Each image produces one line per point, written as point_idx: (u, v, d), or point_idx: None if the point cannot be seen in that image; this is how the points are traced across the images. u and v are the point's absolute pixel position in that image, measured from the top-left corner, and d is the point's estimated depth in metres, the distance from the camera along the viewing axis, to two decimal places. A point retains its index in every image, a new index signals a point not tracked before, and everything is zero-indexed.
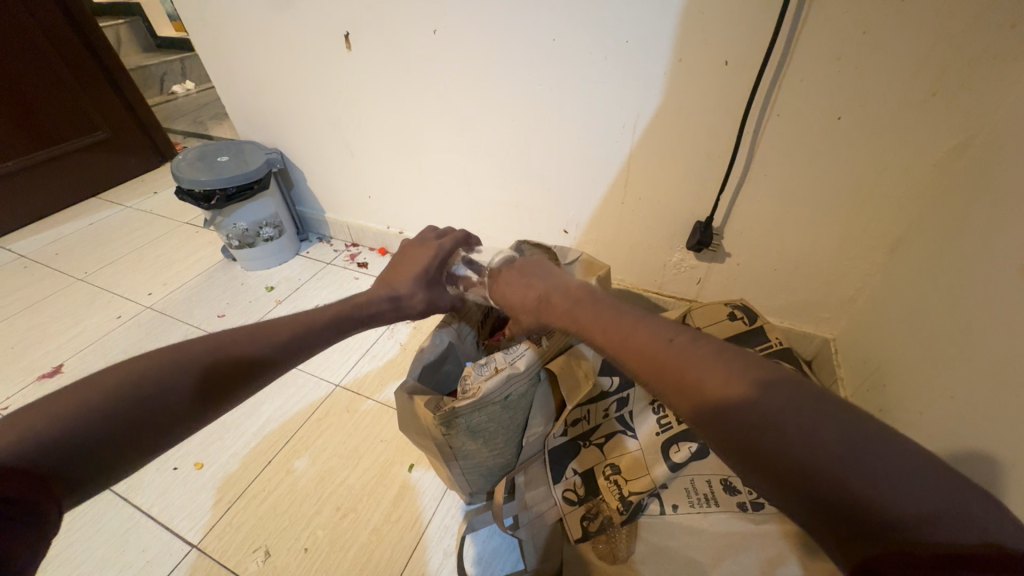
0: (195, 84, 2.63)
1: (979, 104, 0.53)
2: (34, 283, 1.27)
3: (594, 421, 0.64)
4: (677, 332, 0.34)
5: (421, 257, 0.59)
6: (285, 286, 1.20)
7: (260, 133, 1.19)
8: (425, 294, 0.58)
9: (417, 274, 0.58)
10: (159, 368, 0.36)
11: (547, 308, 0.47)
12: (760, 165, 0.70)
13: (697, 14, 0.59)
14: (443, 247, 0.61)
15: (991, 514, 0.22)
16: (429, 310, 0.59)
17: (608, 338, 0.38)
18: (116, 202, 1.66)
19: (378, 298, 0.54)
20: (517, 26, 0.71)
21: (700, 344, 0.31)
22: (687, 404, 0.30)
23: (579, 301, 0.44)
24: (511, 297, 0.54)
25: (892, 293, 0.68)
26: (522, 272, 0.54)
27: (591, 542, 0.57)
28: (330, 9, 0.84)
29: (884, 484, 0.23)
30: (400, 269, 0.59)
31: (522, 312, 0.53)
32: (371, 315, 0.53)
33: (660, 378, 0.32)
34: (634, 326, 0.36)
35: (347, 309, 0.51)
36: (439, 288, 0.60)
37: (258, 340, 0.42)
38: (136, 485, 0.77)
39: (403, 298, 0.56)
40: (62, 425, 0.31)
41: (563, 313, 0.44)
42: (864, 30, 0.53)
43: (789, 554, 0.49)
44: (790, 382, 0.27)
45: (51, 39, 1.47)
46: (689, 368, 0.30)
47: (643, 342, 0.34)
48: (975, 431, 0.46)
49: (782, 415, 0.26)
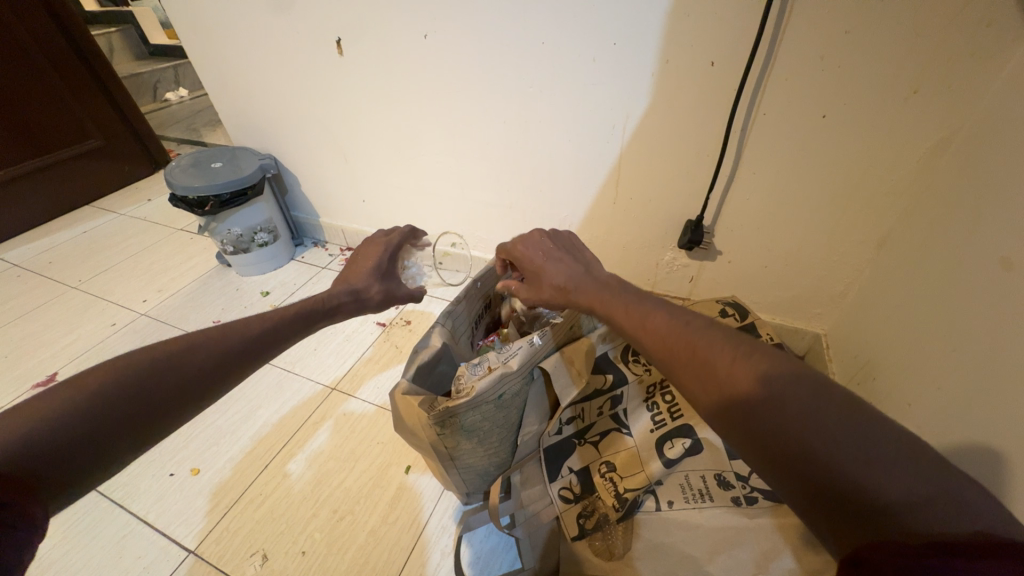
0: (188, 91, 2.64)
1: (959, 102, 0.54)
2: (27, 292, 1.26)
3: (589, 419, 0.63)
4: (695, 317, 0.34)
5: (371, 253, 0.63)
6: (281, 291, 1.20)
7: (254, 139, 1.20)
8: (381, 286, 0.61)
9: (370, 268, 0.61)
10: (137, 367, 0.37)
11: (576, 289, 0.46)
12: (749, 163, 0.71)
13: (684, 16, 0.60)
14: (390, 241, 0.65)
15: (985, 501, 0.22)
16: (388, 301, 0.61)
17: (631, 318, 0.38)
18: (110, 209, 1.65)
19: (336, 293, 0.56)
20: (506, 29, 0.72)
21: (715, 328, 0.32)
22: (698, 386, 0.31)
23: (610, 286, 0.43)
24: (536, 267, 0.51)
25: (880, 288, 0.69)
26: (556, 246, 0.52)
27: (588, 540, 0.57)
28: (321, 15, 0.85)
29: (876, 469, 0.23)
30: (353, 267, 0.62)
31: (544, 284, 0.50)
32: (333, 308, 0.55)
33: (672, 360, 0.33)
34: (652, 311, 0.37)
35: (308, 304, 0.53)
36: (394, 279, 0.63)
37: (230, 336, 0.43)
38: (131, 492, 0.77)
39: (360, 291, 0.59)
40: (45, 428, 0.31)
41: (595, 296, 0.43)
42: (847, 29, 0.54)
43: (783, 547, 0.50)
44: (794, 374, 0.27)
45: (42, 47, 1.46)
46: (701, 350, 0.31)
47: (659, 323, 0.35)
48: (963, 422, 0.47)
49: (786, 395, 0.26)
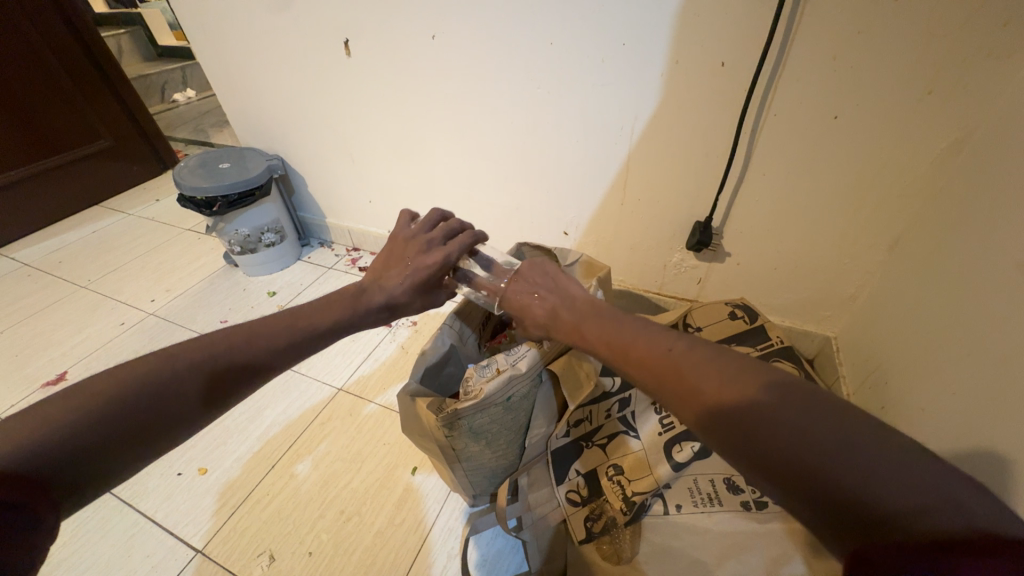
0: (196, 92, 2.66)
1: (973, 102, 0.54)
2: (37, 292, 1.28)
3: (596, 423, 0.64)
4: (676, 340, 0.34)
5: (425, 265, 0.55)
6: (288, 292, 1.20)
7: (261, 140, 1.20)
8: (422, 300, 0.57)
9: (417, 281, 0.55)
10: (152, 373, 0.36)
11: (555, 322, 0.46)
12: (758, 165, 0.70)
13: (693, 17, 0.60)
14: (449, 256, 0.56)
15: (988, 507, 0.22)
16: (423, 310, 0.59)
17: (615, 352, 0.37)
18: (119, 209, 1.67)
19: (376, 305, 0.53)
20: (514, 30, 0.71)
21: (698, 350, 0.32)
22: (691, 411, 0.30)
23: (587, 315, 0.42)
24: (522, 309, 0.51)
25: (892, 291, 0.68)
26: (539, 279, 0.51)
27: (595, 543, 0.56)
28: (329, 17, 0.85)
29: (874, 474, 0.23)
30: (398, 268, 0.56)
31: (532, 325, 0.50)
32: (367, 318, 0.53)
33: (661, 385, 0.32)
34: (635, 337, 0.36)
35: (345, 313, 0.51)
36: (438, 292, 0.59)
37: (253, 343, 0.43)
38: (140, 490, 0.78)
39: (399, 304, 0.56)
40: (58, 432, 0.31)
41: (576, 327, 0.43)
42: (858, 29, 0.53)
43: (794, 553, 0.49)
44: (785, 383, 0.28)
45: (54, 50, 1.48)
46: (688, 374, 0.31)
47: (643, 350, 0.35)
48: (977, 429, 0.46)
49: (779, 410, 0.26)
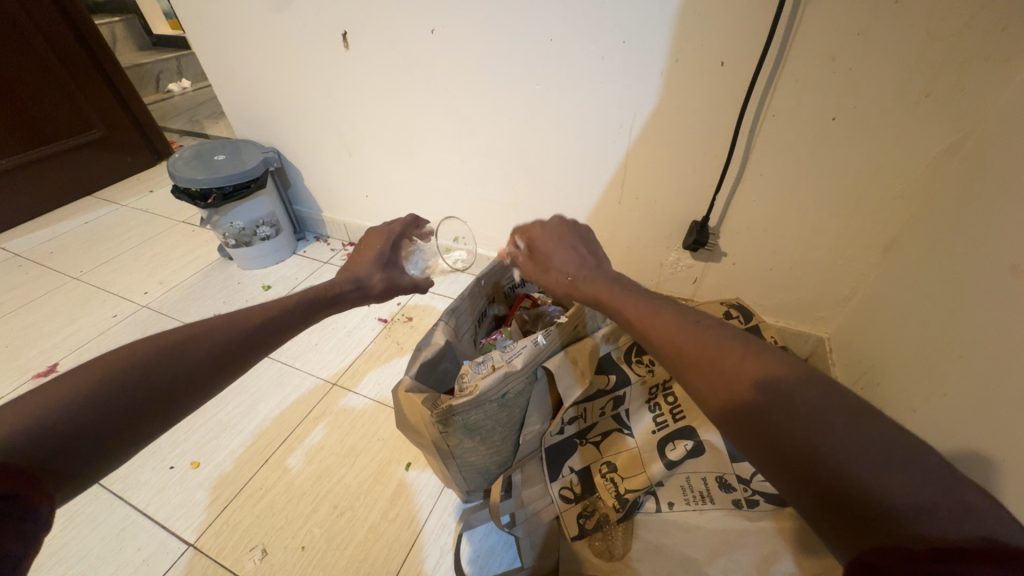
0: (191, 82, 2.63)
1: (970, 108, 0.54)
2: (28, 282, 1.26)
3: (591, 419, 0.63)
4: (703, 316, 0.34)
5: (374, 243, 0.62)
6: (283, 285, 1.20)
7: (257, 132, 1.19)
8: (384, 275, 0.60)
9: (374, 258, 0.61)
10: (136, 359, 0.36)
11: (584, 276, 0.46)
12: (756, 165, 0.70)
13: (694, 16, 0.59)
14: (394, 232, 0.64)
15: (994, 511, 0.22)
16: (391, 290, 0.61)
17: (637, 313, 0.38)
18: (112, 200, 1.65)
19: (340, 282, 0.56)
20: (513, 25, 0.71)
21: (724, 328, 0.32)
22: (710, 386, 0.30)
23: (617, 279, 0.43)
24: (546, 254, 0.51)
25: (886, 293, 0.69)
26: (572, 238, 0.52)
27: (587, 539, 0.58)
28: (326, 9, 0.84)
29: (879, 472, 0.23)
30: (356, 256, 0.61)
31: (551, 271, 0.50)
32: (336, 297, 0.55)
33: (679, 357, 0.33)
34: (660, 309, 0.37)
35: (312, 293, 0.53)
36: (397, 269, 0.62)
37: (232, 326, 0.43)
38: (131, 483, 0.77)
39: (363, 280, 0.58)
40: (44, 422, 0.31)
41: (600, 287, 0.43)
42: (859, 31, 0.53)
43: (785, 552, 0.50)
44: (802, 376, 0.27)
45: (45, 37, 1.46)
46: (712, 348, 0.31)
47: (669, 321, 0.35)
48: (967, 431, 0.46)
49: (791, 400, 0.26)
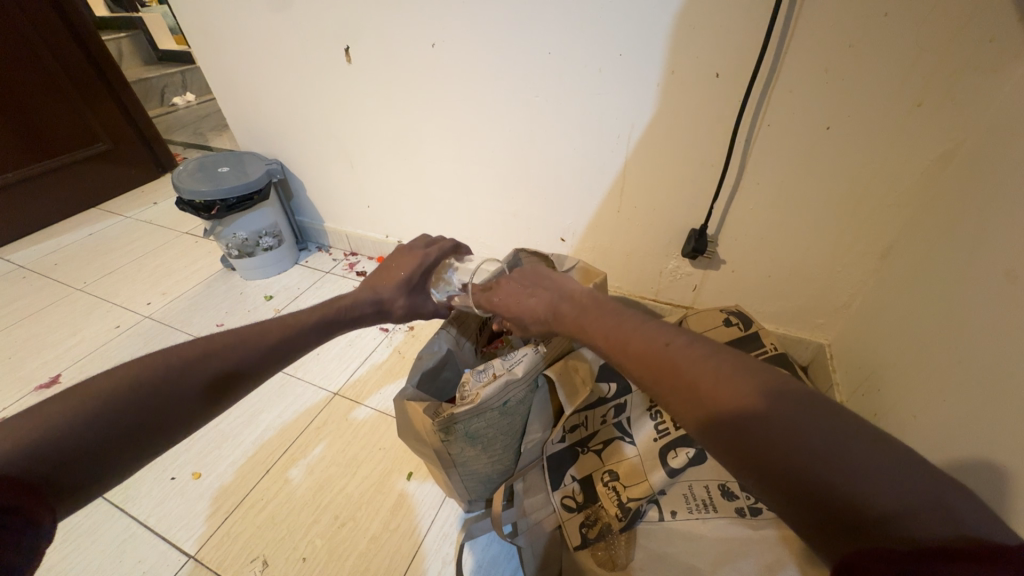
0: (196, 96, 2.67)
1: (963, 115, 0.55)
2: (33, 294, 1.27)
3: (592, 428, 0.64)
4: (675, 336, 0.34)
5: (406, 264, 0.62)
6: (285, 295, 1.20)
7: (260, 144, 1.21)
8: (406, 301, 0.61)
9: (401, 281, 0.60)
10: (148, 372, 0.37)
11: (557, 320, 0.47)
12: (752, 174, 0.71)
13: (689, 29, 0.61)
14: (428, 257, 0.63)
15: (977, 512, 0.22)
16: (410, 315, 0.62)
17: (610, 345, 0.39)
18: (116, 212, 1.66)
19: (362, 302, 0.57)
20: (510, 38, 0.73)
21: (694, 347, 0.33)
22: (693, 412, 0.30)
23: (588, 308, 0.44)
24: (518, 313, 0.53)
25: (884, 300, 0.69)
26: (530, 285, 0.53)
27: (590, 549, 0.56)
28: (329, 25, 0.86)
29: (853, 475, 0.23)
30: (384, 274, 0.61)
31: (531, 325, 0.51)
32: (355, 317, 0.56)
33: (655, 381, 0.33)
34: (636, 331, 0.37)
35: (333, 310, 0.54)
36: (421, 294, 0.63)
37: (244, 344, 0.44)
38: (132, 495, 0.77)
39: (385, 303, 0.59)
40: (50, 436, 0.31)
41: (574, 323, 0.44)
42: (850, 43, 0.55)
43: (788, 560, 0.48)
44: (782, 392, 0.28)
45: (54, 53, 1.49)
46: (683, 369, 0.31)
47: (642, 343, 0.35)
48: (968, 438, 0.46)
49: (772, 418, 0.26)
